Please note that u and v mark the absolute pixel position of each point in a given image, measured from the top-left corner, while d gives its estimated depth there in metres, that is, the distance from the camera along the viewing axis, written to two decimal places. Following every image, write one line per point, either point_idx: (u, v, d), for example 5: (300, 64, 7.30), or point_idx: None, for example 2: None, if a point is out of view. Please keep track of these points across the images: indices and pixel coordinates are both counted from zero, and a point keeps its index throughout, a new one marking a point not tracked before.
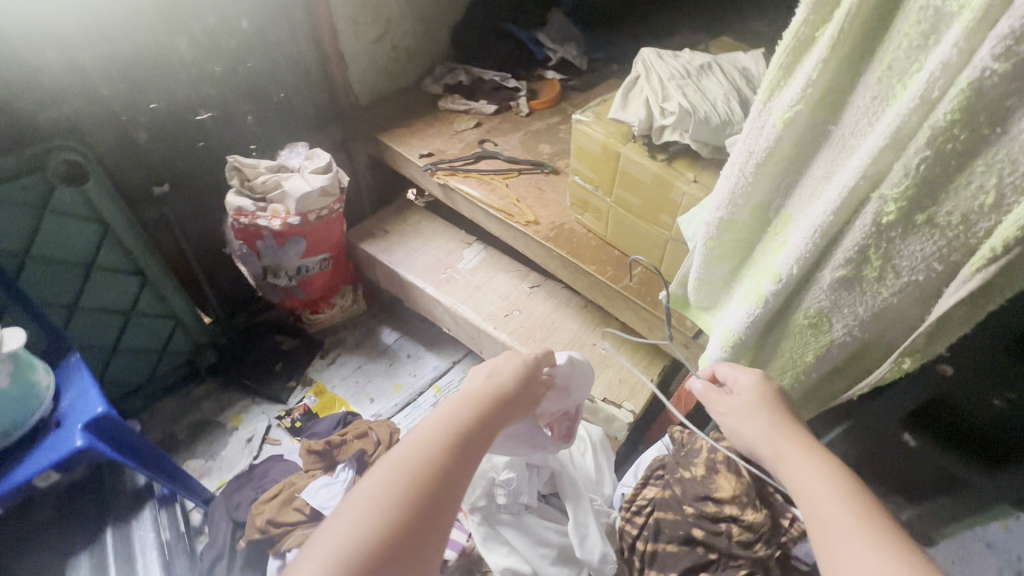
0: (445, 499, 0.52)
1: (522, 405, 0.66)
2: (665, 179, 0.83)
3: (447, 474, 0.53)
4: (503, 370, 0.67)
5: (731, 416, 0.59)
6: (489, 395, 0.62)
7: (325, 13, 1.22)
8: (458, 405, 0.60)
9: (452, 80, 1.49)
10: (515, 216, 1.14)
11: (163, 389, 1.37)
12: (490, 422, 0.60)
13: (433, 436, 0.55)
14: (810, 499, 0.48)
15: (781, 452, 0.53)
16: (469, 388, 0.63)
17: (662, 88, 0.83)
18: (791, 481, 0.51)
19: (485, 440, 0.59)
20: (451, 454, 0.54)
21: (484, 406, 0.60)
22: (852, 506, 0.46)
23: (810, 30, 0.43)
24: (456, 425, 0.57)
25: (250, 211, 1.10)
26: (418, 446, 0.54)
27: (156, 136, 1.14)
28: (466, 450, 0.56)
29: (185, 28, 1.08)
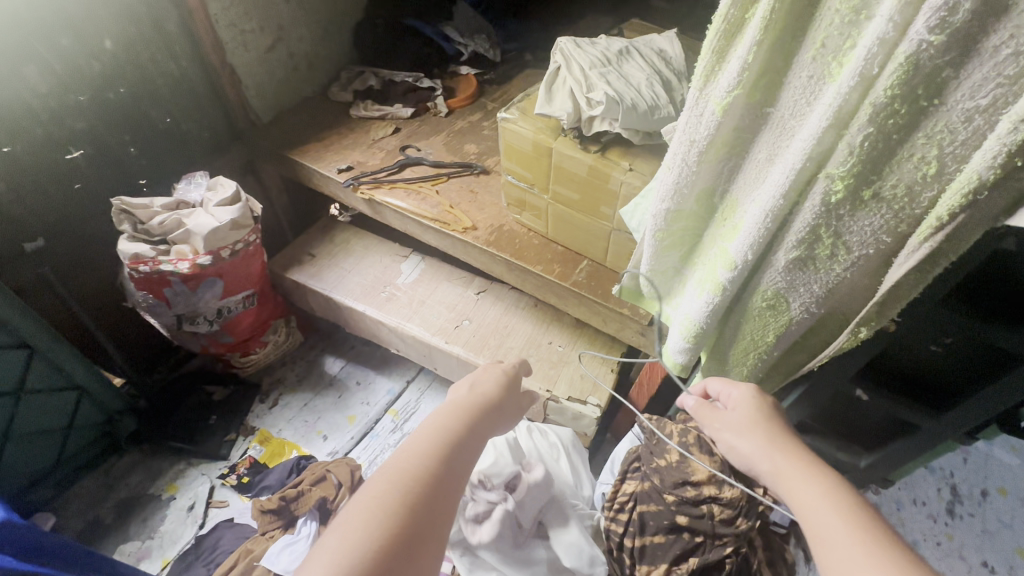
0: (440, 510, 0.49)
1: (507, 414, 0.65)
2: (602, 171, 0.82)
3: (440, 484, 0.51)
4: (485, 381, 0.67)
5: (725, 430, 0.59)
6: (473, 404, 0.62)
7: (205, 24, 1.09)
8: (445, 417, 0.59)
9: (361, 86, 1.40)
10: (451, 224, 1.09)
11: (78, 469, 1.20)
12: (478, 431, 0.59)
13: (423, 446, 0.54)
14: (812, 512, 0.47)
15: (779, 466, 0.53)
16: (454, 400, 0.63)
17: (585, 77, 0.81)
18: (789, 496, 0.50)
19: (474, 448, 0.57)
20: (442, 462, 0.53)
21: (470, 415, 0.60)
22: (856, 519, 0.45)
23: (739, 11, 0.41)
24: (445, 434, 0.56)
25: (149, 257, 0.97)
26: (409, 458, 0.52)
27: (18, 185, 0.96)
28: (456, 458, 0.54)
29: (34, 53, 0.91)
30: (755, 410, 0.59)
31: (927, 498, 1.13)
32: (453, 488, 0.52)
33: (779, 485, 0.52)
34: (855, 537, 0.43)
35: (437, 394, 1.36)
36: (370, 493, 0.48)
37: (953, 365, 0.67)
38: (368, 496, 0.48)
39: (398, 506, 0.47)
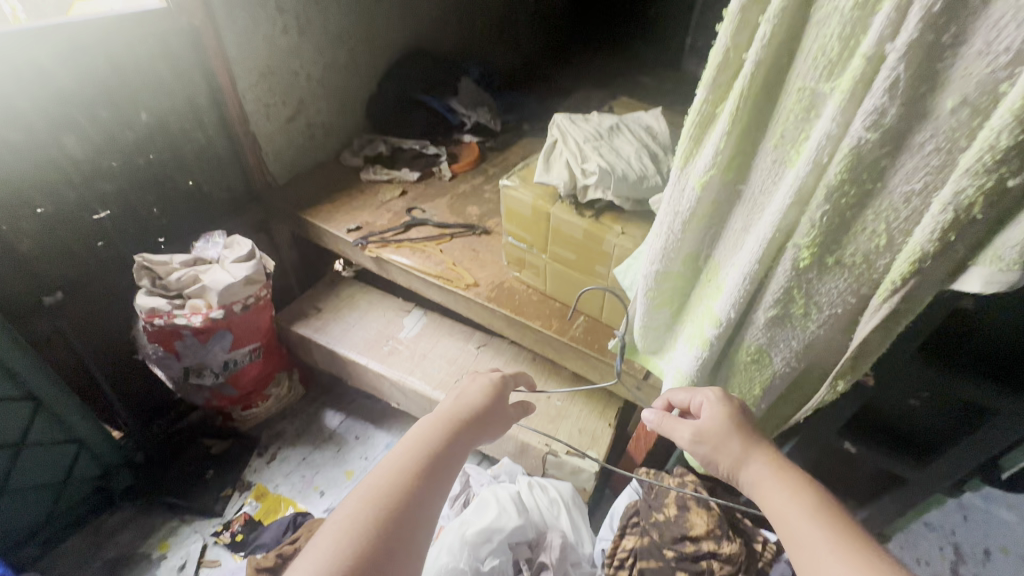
0: (411, 529, 0.50)
1: (492, 423, 0.66)
2: (596, 233, 0.88)
3: (414, 504, 0.52)
4: (471, 389, 0.68)
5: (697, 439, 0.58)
6: (456, 415, 0.62)
7: (232, 98, 1.20)
8: (427, 431, 0.60)
9: (371, 152, 1.50)
10: (454, 280, 1.14)
11: (69, 525, 1.18)
12: (459, 444, 0.60)
13: (400, 464, 0.55)
14: (789, 523, 0.49)
15: (758, 475, 0.54)
16: (437, 411, 0.63)
17: (580, 150, 0.89)
18: (769, 508, 0.51)
19: (451, 463, 0.58)
20: (418, 481, 0.54)
21: (451, 429, 0.60)
22: (829, 527, 0.47)
23: (710, 107, 0.49)
24: (422, 451, 0.57)
25: (165, 310, 1.00)
26: (385, 476, 0.53)
27: (46, 243, 1.02)
28: (433, 476, 0.55)
29: (75, 125, 1.00)
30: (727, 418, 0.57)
31: (930, 558, 1.12)
32: (427, 507, 0.53)
33: (758, 495, 0.53)
34: (836, 549, 0.45)
35: None
36: (344, 515, 0.50)
37: (934, 420, 0.71)
38: (342, 518, 0.49)
39: (369, 527, 0.49)
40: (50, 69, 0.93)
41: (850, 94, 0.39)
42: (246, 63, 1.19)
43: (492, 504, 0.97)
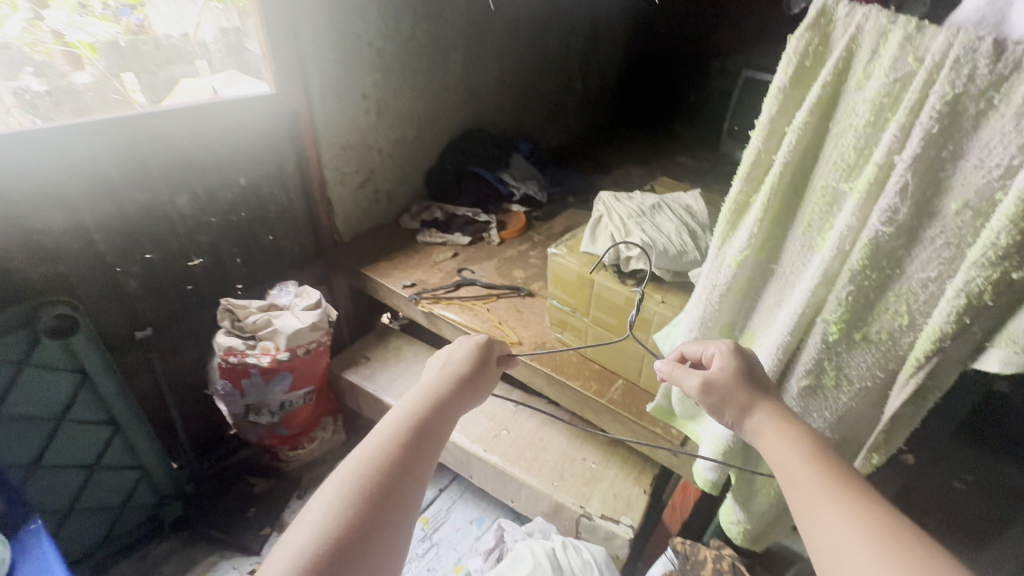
0: (401, 494, 0.54)
1: (475, 390, 0.70)
2: (637, 301, 0.95)
3: (403, 470, 0.56)
4: (452, 360, 0.72)
5: (703, 389, 0.59)
6: (441, 387, 0.66)
7: (316, 167, 1.38)
8: (411, 403, 0.63)
9: (428, 217, 1.64)
10: (499, 338, 1.21)
11: (120, 550, 1.24)
12: (444, 413, 0.64)
13: (386, 436, 0.58)
14: (784, 469, 0.50)
15: (759, 427, 0.54)
16: (422, 386, 0.67)
17: (624, 225, 0.98)
18: (768, 455, 0.52)
19: (437, 432, 0.62)
20: (404, 451, 0.57)
21: (436, 401, 0.64)
22: (822, 473, 0.48)
23: (744, 197, 0.56)
24: (407, 422, 0.60)
25: (239, 349, 1.11)
26: (371, 449, 0.56)
27: (146, 284, 1.17)
28: (421, 443, 0.59)
29: (188, 186, 1.17)
30: (736, 369, 0.58)
31: None
32: (414, 474, 0.56)
33: (758, 442, 0.54)
34: (831, 496, 0.45)
35: (468, 503, 1.38)
36: (333, 487, 0.53)
37: (980, 507, 0.70)
38: (331, 489, 0.52)
39: (358, 495, 0.52)
40: (177, 141, 1.12)
41: (866, 194, 0.46)
42: (331, 137, 1.37)
43: (527, 559, 1.04)
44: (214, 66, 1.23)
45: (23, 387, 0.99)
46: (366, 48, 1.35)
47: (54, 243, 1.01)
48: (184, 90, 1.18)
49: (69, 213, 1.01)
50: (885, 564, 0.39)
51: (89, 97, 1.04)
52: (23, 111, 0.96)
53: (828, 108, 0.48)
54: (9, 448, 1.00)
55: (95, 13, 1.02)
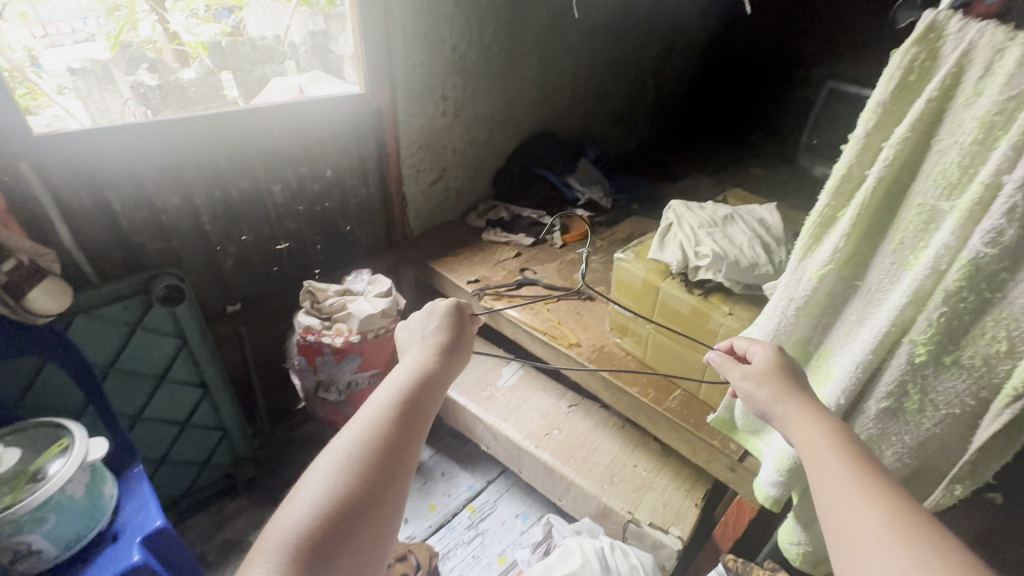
0: (399, 467, 0.56)
1: (453, 362, 0.73)
2: (704, 311, 0.95)
3: (396, 444, 0.58)
4: (429, 335, 0.75)
5: (745, 382, 0.63)
6: (425, 364, 0.68)
7: (393, 164, 1.46)
8: (397, 381, 0.65)
9: (494, 216, 1.69)
10: (558, 338, 1.24)
11: (198, 503, 1.36)
12: (429, 387, 0.66)
13: (375, 415, 0.59)
14: (811, 452, 0.52)
15: (789, 413, 0.57)
16: (405, 363, 0.69)
17: (694, 234, 0.98)
18: (796, 441, 0.55)
19: (425, 405, 0.64)
20: (397, 425, 0.59)
21: (422, 378, 0.66)
22: (849, 458, 0.50)
23: (831, 211, 0.56)
24: (395, 399, 0.62)
25: (317, 329, 1.20)
26: (362, 428, 0.57)
27: (239, 263, 1.28)
28: (412, 418, 0.61)
29: (283, 177, 1.27)
30: (775, 364, 0.61)
31: None
32: (407, 444, 0.59)
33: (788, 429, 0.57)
34: (851, 482, 0.48)
35: (514, 498, 1.41)
36: (328, 464, 0.54)
37: None
38: (325, 465, 0.54)
39: (354, 467, 0.54)
40: (278, 135, 1.22)
41: (968, 214, 0.45)
42: (410, 136, 1.45)
43: (576, 553, 1.05)
44: (301, 65, 1.33)
45: (133, 347, 1.11)
46: (449, 52, 1.42)
47: (169, 221, 1.13)
48: (274, 87, 1.28)
49: (183, 195, 1.13)
50: (900, 546, 0.42)
51: (192, 92, 1.16)
52: (137, 104, 1.08)
53: (931, 124, 0.48)
54: (120, 400, 1.14)
55: (201, 16, 1.16)
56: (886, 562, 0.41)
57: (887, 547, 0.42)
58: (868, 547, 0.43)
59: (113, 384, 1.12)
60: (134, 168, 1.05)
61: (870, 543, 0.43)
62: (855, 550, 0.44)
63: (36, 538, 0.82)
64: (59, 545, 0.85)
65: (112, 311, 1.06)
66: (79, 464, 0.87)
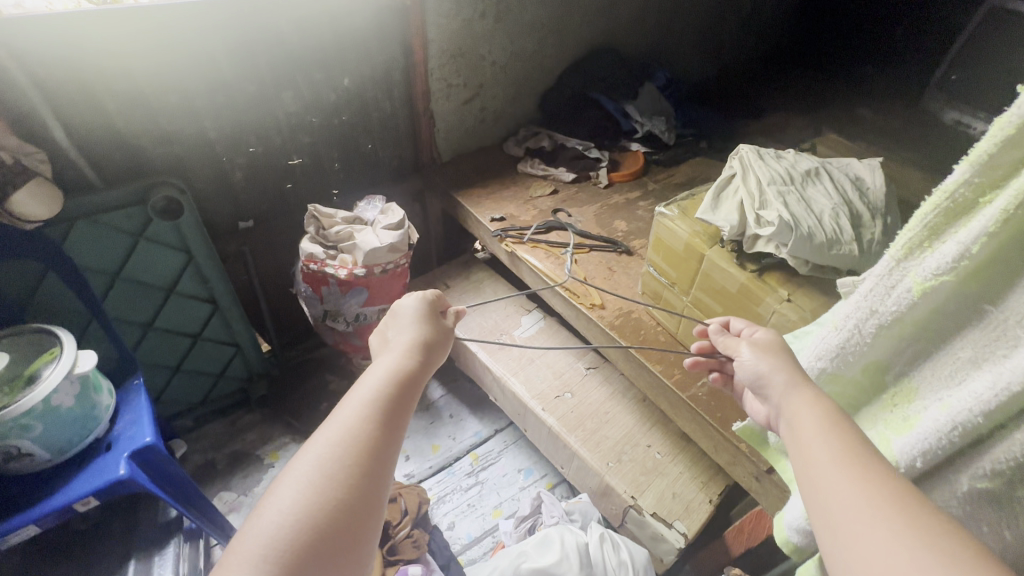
0: (380, 477, 0.51)
1: (434, 355, 0.66)
2: (754, 292, 0.76)
3: (378, 450, 0.51)
4: (412, 323, 0.68)
5: (744, 352, 0.57)
6: (407, 358, 0.61)
7: (421, 76, 1.27)
8: (376, 379, 0.57)
9: (534, 144, 1.48)
10: (580, 296, 1.08)
11: (214, 411, 1.39)
12: (412, 387, 0.59)
13: (352, 417, 0.53)
14: (802, 432, 0.46)
15: (782, 393, 0.51)
16: (384, 360, 0.61)
17: (759, 193, 0.78)
18: (789, 420, 0.48)
19: (408, 404, 0.58)
20: (379, 429, 0.53)
21: (404, 376, 0.59)
22: (838, 434, 0.44)
23: (972, 193, 0.36)
24: (375, 400, 0.55)
25: (319, 258, 1.11)
26: (338, 437, 0.51)
27: (249, 176, 1.20)
28: (394, 419, 0.55)
29: (293, 83, 1.13)
30: (776, 344, 0.57)
31: None
32: (392, 450, 0.53)
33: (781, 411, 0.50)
34: (842, 458, 0.41)
35: (520, 451, 1.35)
36: (301, 472, 0.49)
37: None
38: (296, 477, 0.48)
39: (331, 477, 0.48)
40: (286, 32, 1.07)
41: None
42: (441, 43, 1.24)
43: (555, 546, 0.98)
44: None
45: (138, 258, 1.08)
46: None
47: (169, 126, 1.04)
48: None
49: (182, 96, 1.02)
50: (906, 531, 0.35)
51: None
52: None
53: None
54: (127, 310, 1.12)
55: None
56: (888, 551, 0.35)
57: (892, 532, 0.35)
58: (866, 533, 0.36)
59: (119, 293, 1.09)
60: (124, 62, 0.94)
61: (868, 528, 0.36)
62: (851, 542, 0.37)
63: (24, 442, 0.83)
64: (50, 449, 0.87)
65: (112, 219, 1.01)
66: (66, 374, 0.86)
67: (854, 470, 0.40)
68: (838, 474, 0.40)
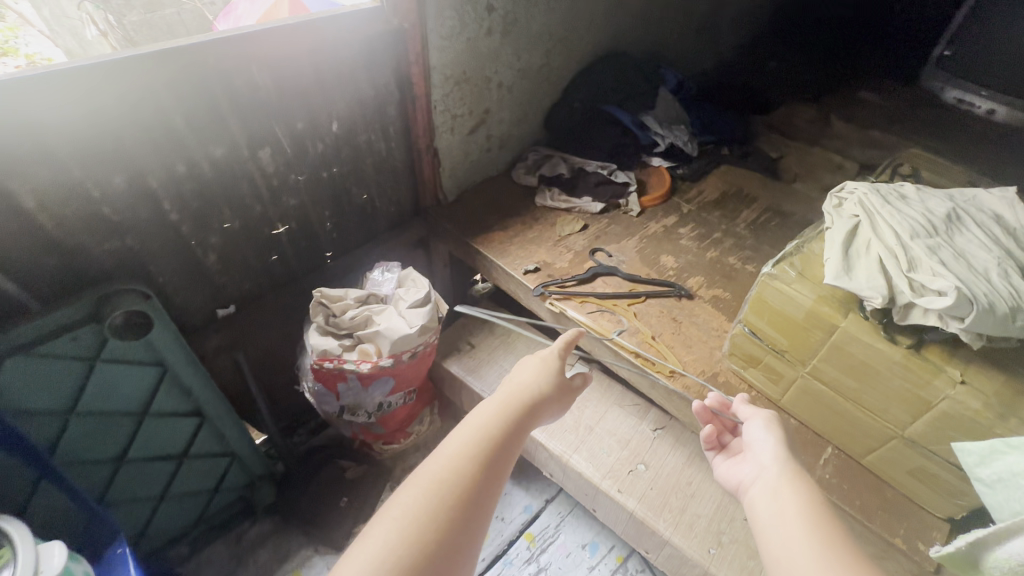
0: (471, 516, 0.57)
1: (545, 409, 0.71)
2: (915, 373, 0.63)
3: (475, 489, 0.58)
4: (527, 372, 0.73)
5: (759, 430, 0.66)
6: (511, 407, 0.67)
7: (422, 109, 1.06)
8: (484, 419, 0.66)
9: (549, 171, 1.29)
10: (655, 363, 0.92)
11: (212, 531, 1.16)
12: (517, 430, 0.66)
13: (453, 454, 0.61)
14: (778, 497, 0.56)
15: (772, 463, 0.61)
16: (483, 406, 0.68)
17: (904, 248, 0.64)
18: (774, 490, 0.58)
19: (509, 447, 0.65)
20: (478, 470, 0.60)
21: (510, 417, 0.66)
22: (813, 510, 0.54)
23: None
24: (477, 442, 0.62)
25: (335, 355, 0.89)
26: (448, 460, 0.60)
27: (224, 257, 0.95)
28: (490, 464, 0.61)
29: (272, 138, 0.89)
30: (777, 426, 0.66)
31: None
32: (485, 494, 0.59)
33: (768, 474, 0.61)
34: (814, 530, 0.51)
35: (579, 521, 1.20)
36: (407, 498, 0.56)
37: None
38: (403, 502, 0.56)
39: (435, 504, 0.56)
40: (259, 79, 0.83)
41: None
42: (445, 69, 1.03)
43: None
44: None
45: (97, 386, 0.83)
46: None
47: (118, 217, 0.78)
48: None
49: (130, 175, 0.77)
50: None
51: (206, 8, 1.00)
52: (94, 5, 0.86)
53: None
54: (90, 449, 0.87)
55: None
56: None
57: None
58: None
59: (77, 432, 0.84)
60: (46, 146, 0.67)
61: None
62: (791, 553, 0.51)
63: None
64: None
65: (55, 348, 0.76)
66: None
67: (810, 514, 0.53)
68: (796, 512, 0.54)
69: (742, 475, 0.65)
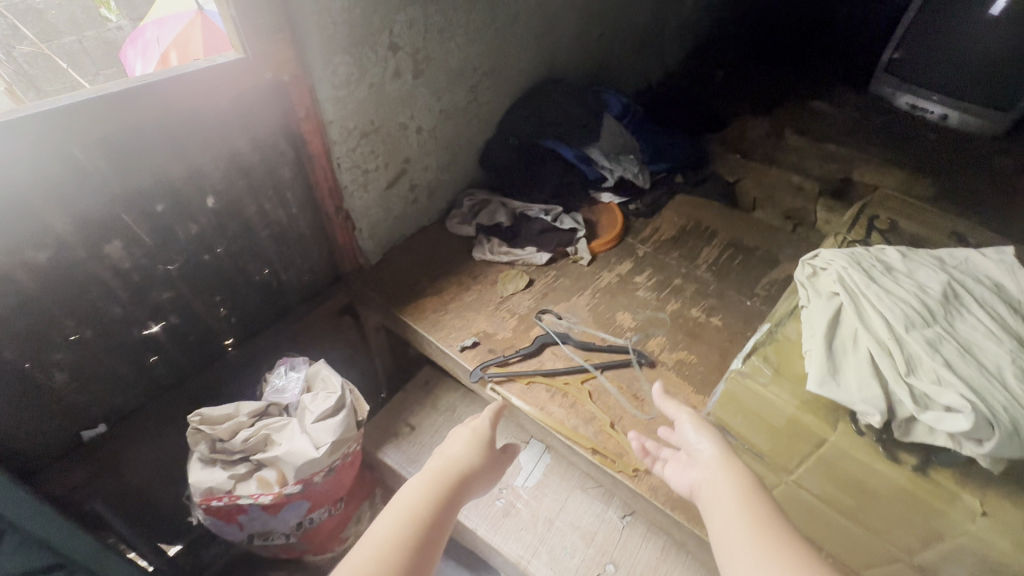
0: None
1: (479, 486, 0.62)
2: (925, 502, 0.51)
3: None
4: (457, 444, 0.64)
5: (683, 427, 0.60)
6: (444, 481, 0.58)
7: (323, 169, 0.89)
8: (412, 498, 0.55)
9: (487, 219, 1.14)
10: (614, 459, 0.79)
11: None
12: (449, 506, 0.56)
13: (381, 541, 0.50)
14: (717, 508, 0.52)
15: (708, 466, 0.56)
16: (413, 481, 0.58)
17: (900, 343, 0.52)
18: (714, 496, 0.53)
19: (440, 527, 0.54)
20: (410, 558, 0.49)
21: (442, 493, 0.57)
22: (756, 510, 0.49)
23: None
24: (409, 524, 0.52)
25: (225, 491, 0.72)
26: (375, 550, 0.49)
27: (79, 373, 0.76)
28: (425, 551, 0.51)
29: (121, 227, 0.71)
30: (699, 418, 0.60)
31: None
32: None
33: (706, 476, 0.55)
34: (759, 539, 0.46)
35: None
36: None
37: None
38: None
39: None
40: (87, 163, 0.64)
41: None
42: (346, 121, 0.87)
43: None
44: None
45: None
46: None
47: None
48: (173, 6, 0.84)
49: None
50: None
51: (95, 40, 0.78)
52: None
53: None
54: None
55: None
56: None
57: None
58: None
59: None
60: None
61: None
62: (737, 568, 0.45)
63: None
64: None
65: None
66: None
67: (751, 513, 0.49)
68: (734, 516, 0.49)
69: (685, 478, 0.59)
